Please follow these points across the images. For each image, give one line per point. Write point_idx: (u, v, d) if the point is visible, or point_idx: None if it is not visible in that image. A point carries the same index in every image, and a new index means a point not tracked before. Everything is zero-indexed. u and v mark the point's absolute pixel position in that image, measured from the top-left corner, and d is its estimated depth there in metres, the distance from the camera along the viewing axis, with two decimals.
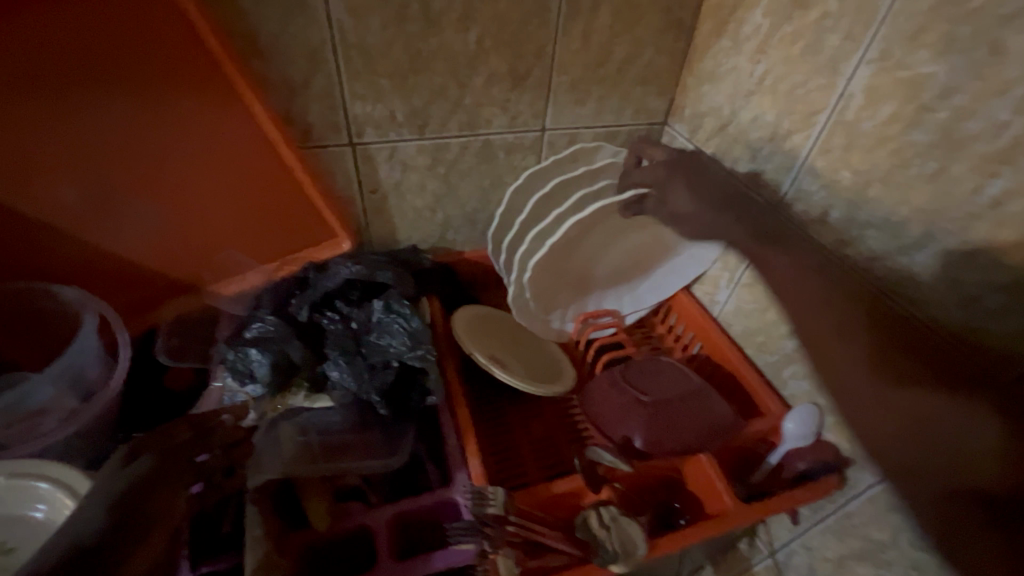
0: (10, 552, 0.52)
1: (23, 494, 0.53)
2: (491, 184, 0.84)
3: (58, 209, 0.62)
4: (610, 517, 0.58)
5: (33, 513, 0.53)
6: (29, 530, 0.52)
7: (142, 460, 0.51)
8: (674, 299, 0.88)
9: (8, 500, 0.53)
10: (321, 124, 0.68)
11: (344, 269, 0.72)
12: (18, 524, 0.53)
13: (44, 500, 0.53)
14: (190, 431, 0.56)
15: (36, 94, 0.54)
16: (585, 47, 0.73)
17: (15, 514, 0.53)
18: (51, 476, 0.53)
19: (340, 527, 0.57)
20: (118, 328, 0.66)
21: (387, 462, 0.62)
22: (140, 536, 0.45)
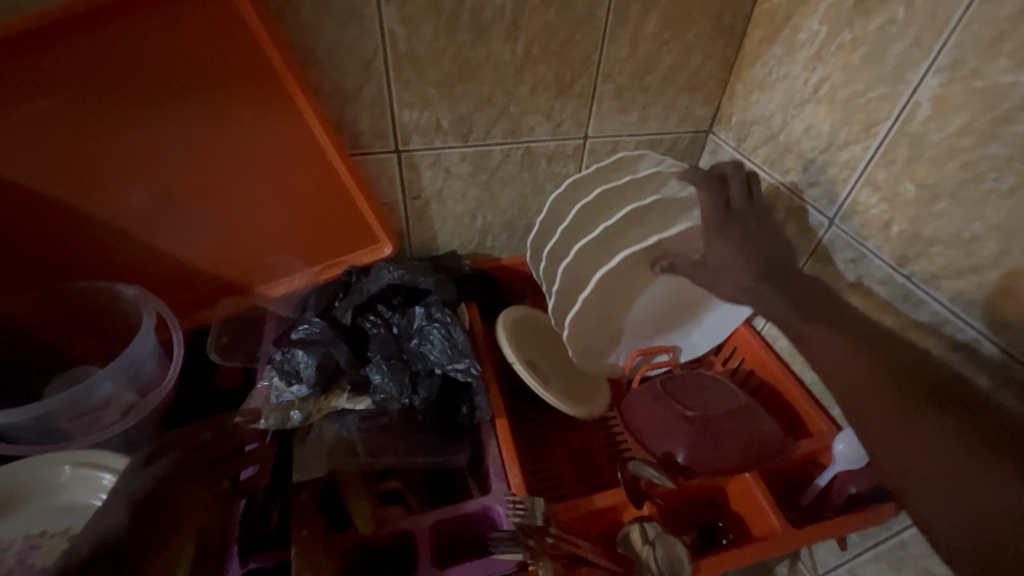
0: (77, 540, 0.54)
1: (91, 483, 0.56)
2: (531, 192, 0.84)
3: (124, 212, 0.66)
4: (654, 533, 0.57)
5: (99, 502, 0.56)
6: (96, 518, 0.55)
7: (166, 459, 0.56)
8: (736, 334, 0.82)
9: (78, 487, 0.56)
10: (369, 132, 0.70)
11: (386, 274, 0.74)
12: (85, 511, 0.56)
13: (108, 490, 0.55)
14: (212, 432, 0.61)
15: (109, 105, 0.58)
16: (632, 55, 0.72)
17: (84, 501, 0.56)
18: (114, 468, 0.55)
19: (383, 531, 0.58)
20: (174, 327, 0.69)
21: (441, 456, 0.65)
22: (163, 535, 0.51)
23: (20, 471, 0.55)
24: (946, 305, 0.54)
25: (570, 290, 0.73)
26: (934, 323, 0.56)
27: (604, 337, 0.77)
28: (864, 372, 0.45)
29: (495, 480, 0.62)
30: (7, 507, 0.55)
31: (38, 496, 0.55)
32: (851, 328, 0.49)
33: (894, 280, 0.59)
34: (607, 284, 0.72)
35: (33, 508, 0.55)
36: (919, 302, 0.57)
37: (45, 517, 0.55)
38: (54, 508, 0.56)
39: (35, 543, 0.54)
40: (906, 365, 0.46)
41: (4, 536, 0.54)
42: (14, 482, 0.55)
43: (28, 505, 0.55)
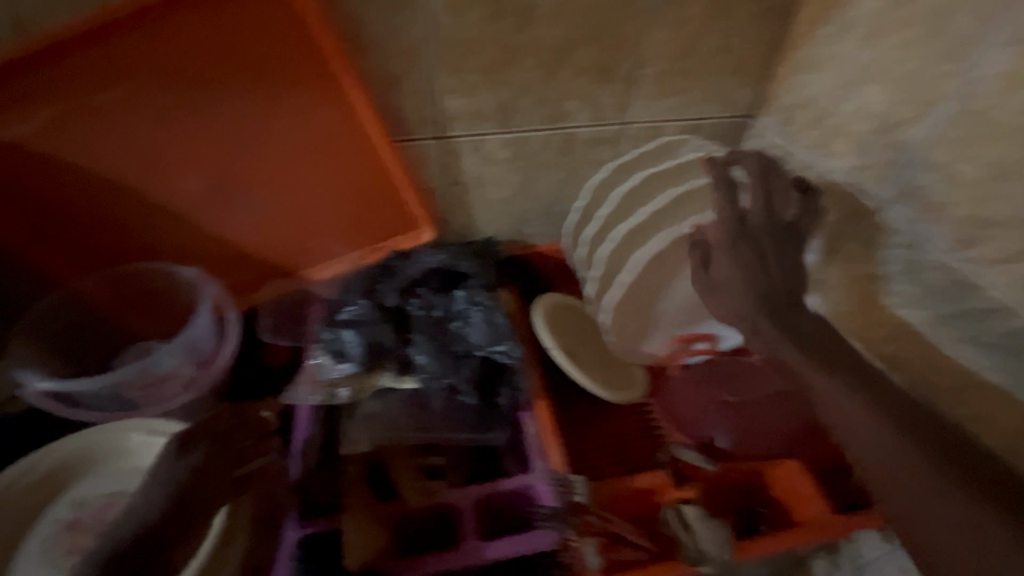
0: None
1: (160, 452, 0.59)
2: (568, 178, 0.84)
3: (181, 196, 0.69)
4: (691, 517, 0.58)
5: None
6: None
7: (195, 454, 0.53)
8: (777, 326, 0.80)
9: (150, 455, 0.59)
10: (413, 118, 0.71)
11: (428, 259, 0.77)
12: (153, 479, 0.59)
13: None
14: (233, 418, 0.58)
15: (169, 92, 0.61)
16: (674, 39, 0.71)
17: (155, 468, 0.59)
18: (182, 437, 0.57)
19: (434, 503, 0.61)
20: (229, 307, 0.72)
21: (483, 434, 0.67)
22: (186, 532, 0.50)
23: (97, 434, 0.59)
24: (1007, 290, 0.53)
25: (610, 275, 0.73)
26: (994, 309, 0.54)
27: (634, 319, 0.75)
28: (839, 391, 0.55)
29: (535, 460, 0.64)
30: (92, 466, 0.59)
31: (117, 458, 0.60)
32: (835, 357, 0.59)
33: (950, 265, 0.57)
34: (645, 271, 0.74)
35: (114, 468, 0.59)
36: (976, 288, 0.55)
37: (120, 479, 0.59)
38: (129, 471, 0.59)
39: (109, 502, 0.58)
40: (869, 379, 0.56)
41: (86, 491, 0.58)
42: (94, 443, 0.59)
43: (109, 466, 0.59)
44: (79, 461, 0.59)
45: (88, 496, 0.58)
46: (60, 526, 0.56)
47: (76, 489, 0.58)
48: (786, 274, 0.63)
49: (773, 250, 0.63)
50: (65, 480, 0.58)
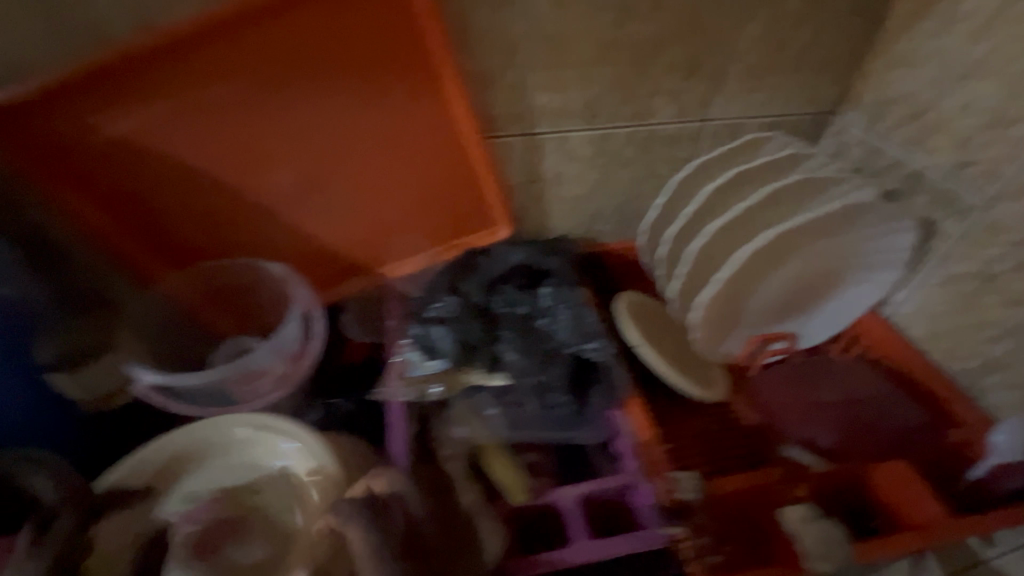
0: (255, 502, 0.58)
1: (267, 445, 0.60)
2: (646, 175, 0.84)
3: (273, 191, 0.70)
4: (812, 514, 0.55)
5: (279, 466, 0.60)
6: (272, 481, 0.59)
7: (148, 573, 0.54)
8: (859, 323, 0.81)
9: (256, 449, 0.60)
10: (504, 115, 0.71)
11: (512, 257, 0.77)
12: (262, 472, 0.60)
13: (291, 458, 0.60)
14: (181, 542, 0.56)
15: (275, 87, 0.62)
16: (767, 34, 0.71)
17: (262, 462, 0.60)
18: (300, 439, 0.59)
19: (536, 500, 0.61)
20: (315, 309, 0.71)
21: (580, 432, 0.67)
22: None
23: (204, 427, 0.60)
24: None
25: (701, 273, 0.74)
26: None
27: (721, 320, 0.74)
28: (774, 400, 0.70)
29: (632, 458, 0.62)
30: (200, 461, 0.60)
31: (223, 453, 0.61)
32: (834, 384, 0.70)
33: None
34: (744, 273, 0.72)
35: (219, 464, 0.61)
36: None
37: (228, 473, 0.60)
38: (236, 465, 0.60)
39: (218, 496, 0.58)
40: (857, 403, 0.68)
41: (197, 485, 0.59)
42: (201, 437, 0.61)
43: (216, 459, 0.61)
44: (188, 455, 0.60)
45: (199, 490, 0.59)
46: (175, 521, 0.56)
47: (188, 482, 0.60)
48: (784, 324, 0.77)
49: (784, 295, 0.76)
50: (179, 470, 0.60)
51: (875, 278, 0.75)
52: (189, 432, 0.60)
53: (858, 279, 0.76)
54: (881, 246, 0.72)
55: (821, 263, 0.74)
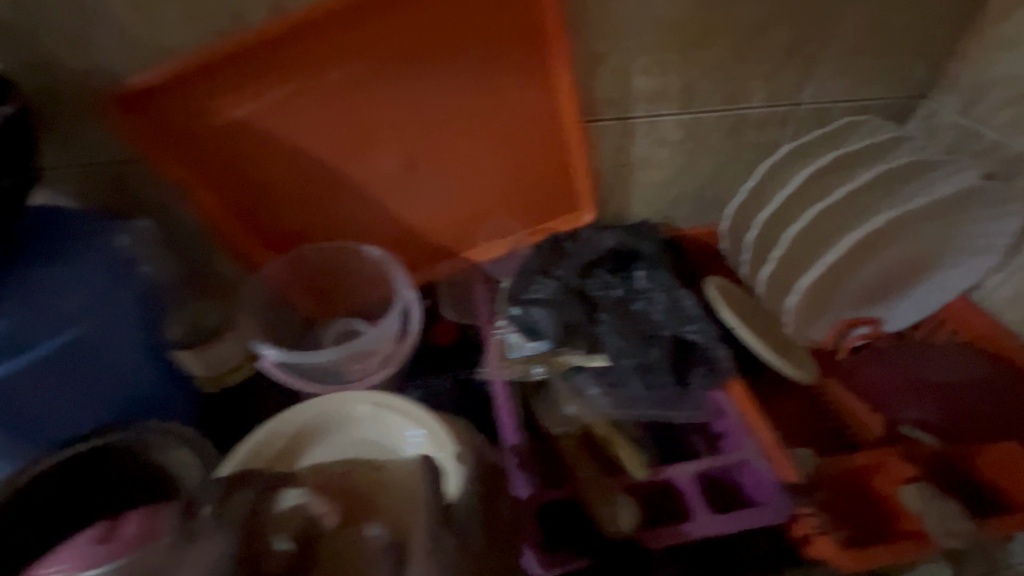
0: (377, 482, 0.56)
1: (390, 425, 0.62)
2: (730, 161, 0.84)
3: (376, 176, 0.71)
4: (931, 495, 0.56)
5: (401, 448, 0.60)
6: (395, 461, 0.58)
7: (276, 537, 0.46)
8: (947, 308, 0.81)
9: (380, 427, 0.62)
10: (604, 98, 0.71)
11: (604, 241, 0.77)
12: (384, 450, 0.60)
13: (414, 442, 0.60)
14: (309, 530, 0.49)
15: (392, 69, 0.62)
16: (870, 16, 0.70)
17: (385, 440, 0.61)
18: (427, 423, 0.60)
19: (654, 477, 0.61)
20: (407, 286, 0.72)
21: (683, 411, 0.68)
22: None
23: (331, 401, 0.63)
24: None
25: (792, 256, 0.76)
26: None
27: (812, 304, 0.76)
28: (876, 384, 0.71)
29: (744, 438, 0.64)
30: (325, 437, 0.62)
31: (348, 430, 0.62)
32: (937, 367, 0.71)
33: None
34: (840, 260, 0.73)
35: (343, 441, 0.62)
36: None
37: (351, 450, 0.61)
38: (359, 442, 0.61)
39: (342, 471, 0.58)
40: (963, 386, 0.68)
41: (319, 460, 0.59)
42: (328, 412, 0.63)
43: (340, 434, 0.62)
44: (313, 430, 0.62)
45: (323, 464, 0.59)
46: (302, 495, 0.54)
47: (313, 457, 0.61)
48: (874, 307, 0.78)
49: (877, 280, 0.77)
50: (303, 445, 0.62)
51: (970, 262, 0.76)
52: (318, 406, 0.63)
53: (948, 263, 0.76)
54: (978, 230, 0.73)
55: (914, 252, 0.75)
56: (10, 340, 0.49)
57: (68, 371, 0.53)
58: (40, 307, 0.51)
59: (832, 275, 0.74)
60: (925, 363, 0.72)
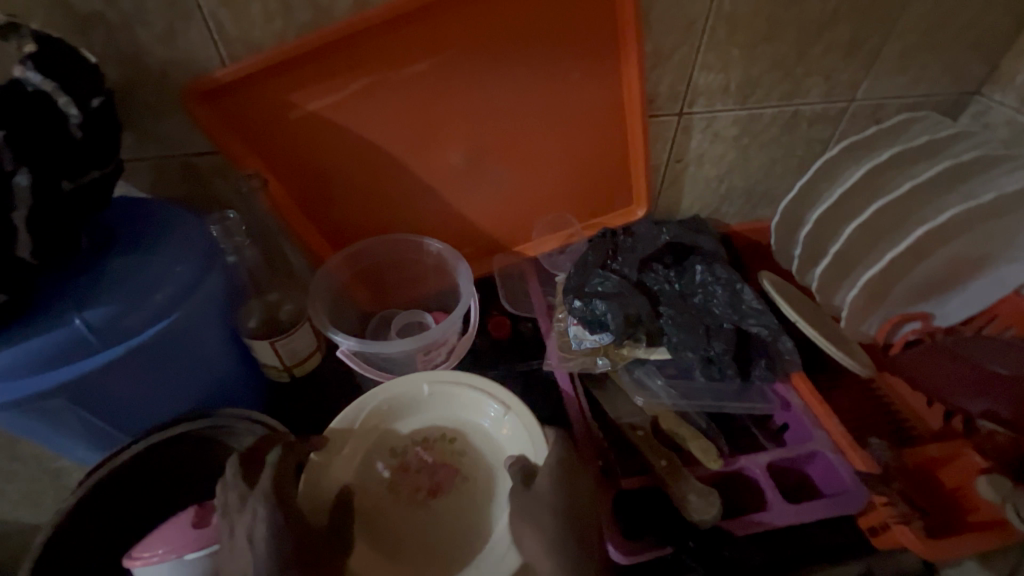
0: (461, 453, 0.61)
1: (462, 400, 0.63)
2: (782, 156, 0.84)
3: (442, 171, 0.72)
4: (1009, 488, 0.56)
5: (482, 422, 0.62)
6: (473, 435, 0.62)
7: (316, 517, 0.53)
8: None
9: (450, 403, 0.63)
10: (666, 94, 0.72)
11: (661, 235, 0.77)
12: (458, 425, 0.63)
13: (491, 415, 0.62)
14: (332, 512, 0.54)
15: (466, 65, 0.63)
16: (931, 12, 0.70)
17: (462, 417, 0.63)
18: (501, 398, 0.61)
19: (728, 468, 0.64)
20: (471, 295, 0.70)
21: (746, 402, 0.69)
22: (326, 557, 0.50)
23: (399, 385, 0.62)
24: None
25: (846, 252, 0.76)
26: None
27: (864, 301, 0.77)
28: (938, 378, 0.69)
29: (813, 429, 0.66)
30: (398, 418, 0.62)
31: (419, 410, 0.63)
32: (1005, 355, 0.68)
33: None
34: (894, 260, 0.75)
35: (414, 417, 0.63)
36: None
37: (426, 427, 0.63)
38: (433, 419, 0.63)
39: (426, 447, 0.62)
40: None
41: (401, 439, 0.62)
42: (396, 395, 0.62)
43: (412, 413, 0.63)
44: (386, 414, 0.62)
45: (404, 444, 0.62)
46: (394, 471, 0.60)
47: (389, 435, 0.62)
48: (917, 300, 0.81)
49: (929, 276, 0.78)
50: (377, 431, 0.62)
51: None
52: (386, 390, 0.62)
53: (1005, 262, 0.76)
54: None
55: (970, 250, 0.76)
56: (109, 332, 0.50)
57: (158, 361, 0.54)
58: (137, 298, 0.51)
59: (885, 272, 0.75)
60: (994, 352, 0.68)
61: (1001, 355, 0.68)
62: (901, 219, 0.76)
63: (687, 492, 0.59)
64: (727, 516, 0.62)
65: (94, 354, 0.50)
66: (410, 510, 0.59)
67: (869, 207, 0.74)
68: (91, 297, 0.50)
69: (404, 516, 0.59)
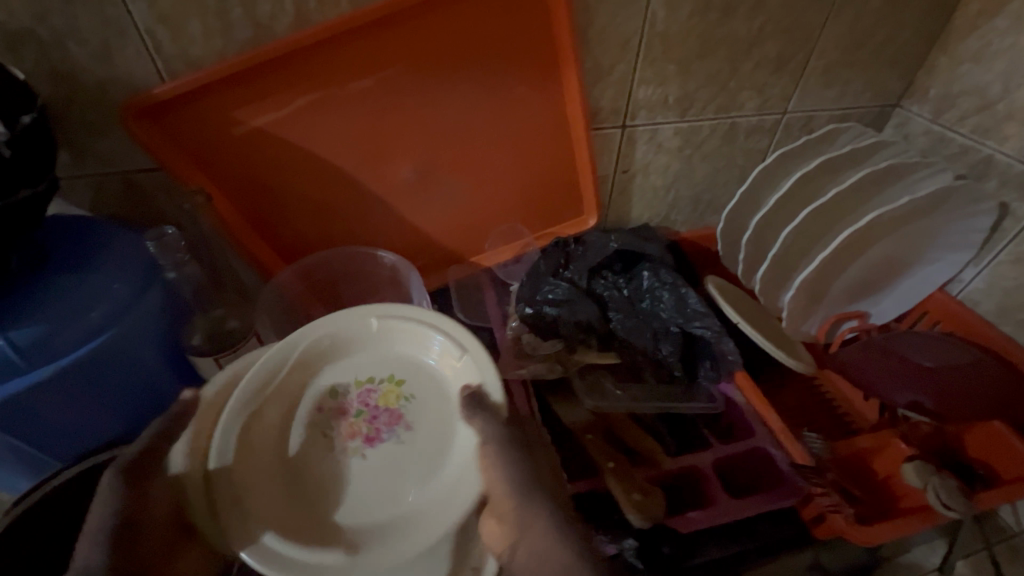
0: (409, 397, 0.50)
1: (413, 334, 0.51)
2: (723, 166, 0.88)
3: (392, 185, 0.73)
4: (924, 472, 0.60)
5: (430, 360, 0.51)
6: (425, 373, 0.51)
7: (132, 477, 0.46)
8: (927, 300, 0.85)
9: (386, 337, 0.52)
10: (608, 107, 0.75)
11: (610, 242, 0.79)
12: (413, 366, 0.52)
13: (439, 351, 0.51)
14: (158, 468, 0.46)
15: (414, 82, 0.65)
16: (849, 31, 0.76)
17: (405, 352, 0.52)
18: (450, 332, 0.50)
19: (677, 467, 0.65)
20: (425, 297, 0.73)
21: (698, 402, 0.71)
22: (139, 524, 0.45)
23: (340, 320, 0.51)
24: None
25: (786, 256, 0.80)
26: None
27: (805, 303, 0.80)
28: (870, 373, 0.74)
29: (755, 425, 0.69)
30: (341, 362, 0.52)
31: (356, 346, 0.52)
32: (927, 353, 0.74)
33: None
34: (827, 261, 0.79)
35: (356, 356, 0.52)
36: None
37: (365, 366, 0.52)
38: (376, 358, 0.52)
39: (367, 388, 0.51)
40: (959, 371, 0.71)
41: (333, 380, 0.51)
42: (338, 326, 0.51)
43: (353, 357, 0.52)
44: (320, 347, 0.51)
45: (345, 389, 0.51)
46: (323, 419, 0.50)
47: (328, 378, 0.51)
48: (854, 299, 0.85)
49: (863, 276, 0.82)
50: (307, 369, 0.51)
51: (948, 256, 0.81)
52: (321, 331, 0.51)
53: (927, 261, 0.82)
54: (955, 226, 0.78)
55: (896, 251, 0.81)
56: (39, 352, 0.49)
57: (95, 380, 0.53)
58: (71, 318, 0.50)
59: (820, 273, 0.79)
60: (916, 349, 0.75)
61: (923, 352, 0.74)
62: (833, 222, 0.80)
63: (632, 492, 0.60)
64: (672, 513, 0.62)
65: (22, 373, 0.49)
66: (341, 463, 0.48)
67: (801, 212, 0.78)
68: (24, 314, 0.49)
69: (334, 467, 0.48)
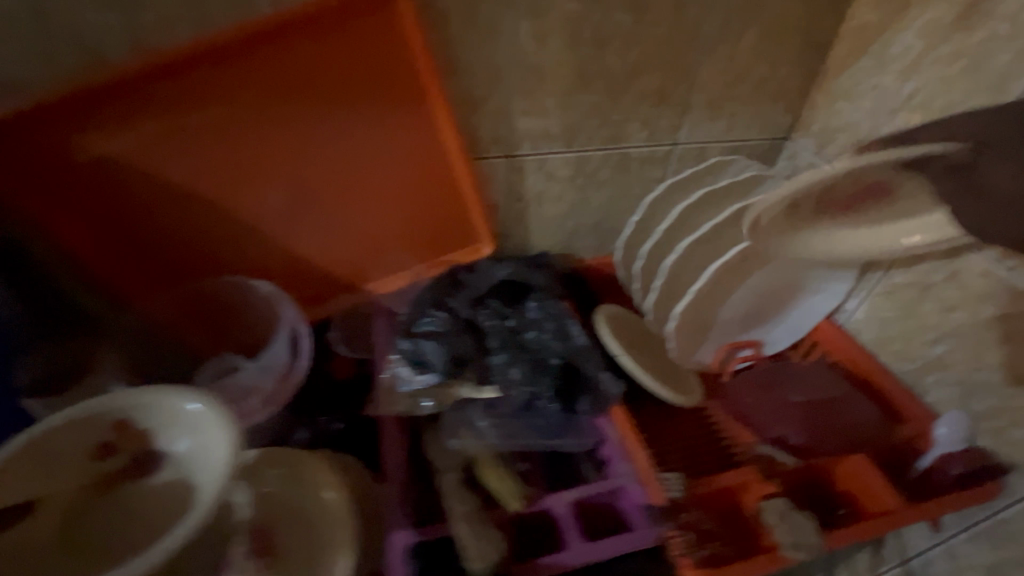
0: None
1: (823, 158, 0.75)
2: (619, 196, 0.89)
3: (262, 211, 0.70)
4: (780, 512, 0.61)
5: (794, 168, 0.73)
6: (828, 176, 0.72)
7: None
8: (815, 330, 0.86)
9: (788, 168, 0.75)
10: (488, 136, 0.74)
11: (499, 272, 0.78)
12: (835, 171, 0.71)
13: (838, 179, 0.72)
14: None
15: (276, 109, 0.63)
16: (728, 67, 0.77)
17: None
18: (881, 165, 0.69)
19: (533, 507, 0.64)
20: (298, 322, 0.71)
21: (572, 437, 0.71)
22: None
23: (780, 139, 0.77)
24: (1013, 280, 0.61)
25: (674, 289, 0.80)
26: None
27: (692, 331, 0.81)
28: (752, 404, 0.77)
29: (622, 462, 0.68)
30: (149, 420, 0.48)
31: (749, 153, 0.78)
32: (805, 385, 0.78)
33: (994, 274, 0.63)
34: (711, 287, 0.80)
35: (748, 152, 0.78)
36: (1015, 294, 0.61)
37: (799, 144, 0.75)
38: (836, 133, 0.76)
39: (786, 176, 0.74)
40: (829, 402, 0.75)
41: None
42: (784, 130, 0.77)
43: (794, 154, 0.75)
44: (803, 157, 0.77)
45: (164, 447, 0.48)
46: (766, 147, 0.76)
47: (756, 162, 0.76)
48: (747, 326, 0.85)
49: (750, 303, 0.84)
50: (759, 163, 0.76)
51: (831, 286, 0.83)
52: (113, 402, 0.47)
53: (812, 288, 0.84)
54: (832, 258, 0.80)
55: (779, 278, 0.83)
56: None
57: None
58: None
59: (707, 299, 0.80)
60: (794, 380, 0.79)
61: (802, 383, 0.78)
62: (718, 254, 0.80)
63: (480, 537, 0.58)
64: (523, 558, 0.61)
65: None
66: None
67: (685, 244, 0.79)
68: None
69: (163, 492, 0.48)
